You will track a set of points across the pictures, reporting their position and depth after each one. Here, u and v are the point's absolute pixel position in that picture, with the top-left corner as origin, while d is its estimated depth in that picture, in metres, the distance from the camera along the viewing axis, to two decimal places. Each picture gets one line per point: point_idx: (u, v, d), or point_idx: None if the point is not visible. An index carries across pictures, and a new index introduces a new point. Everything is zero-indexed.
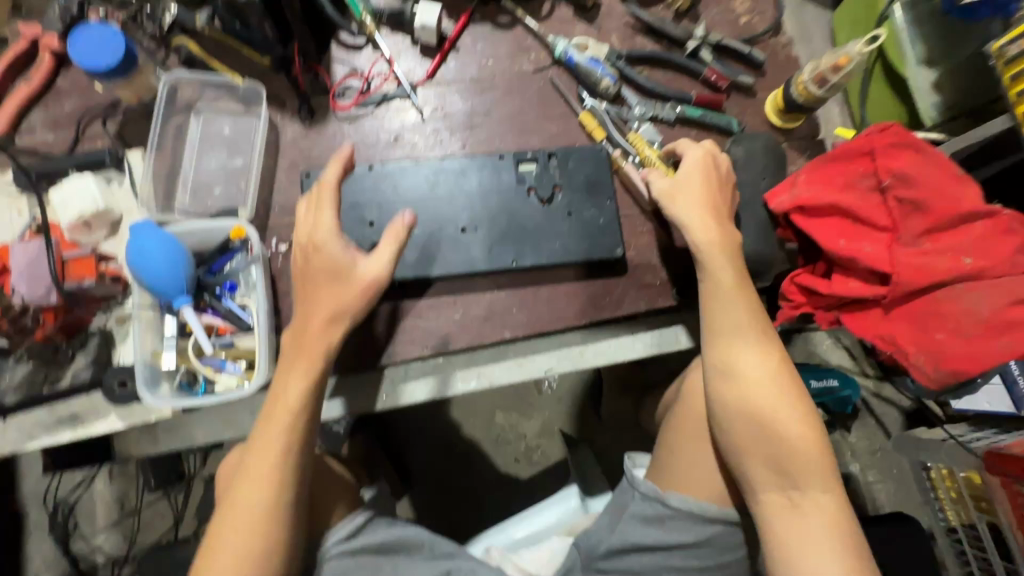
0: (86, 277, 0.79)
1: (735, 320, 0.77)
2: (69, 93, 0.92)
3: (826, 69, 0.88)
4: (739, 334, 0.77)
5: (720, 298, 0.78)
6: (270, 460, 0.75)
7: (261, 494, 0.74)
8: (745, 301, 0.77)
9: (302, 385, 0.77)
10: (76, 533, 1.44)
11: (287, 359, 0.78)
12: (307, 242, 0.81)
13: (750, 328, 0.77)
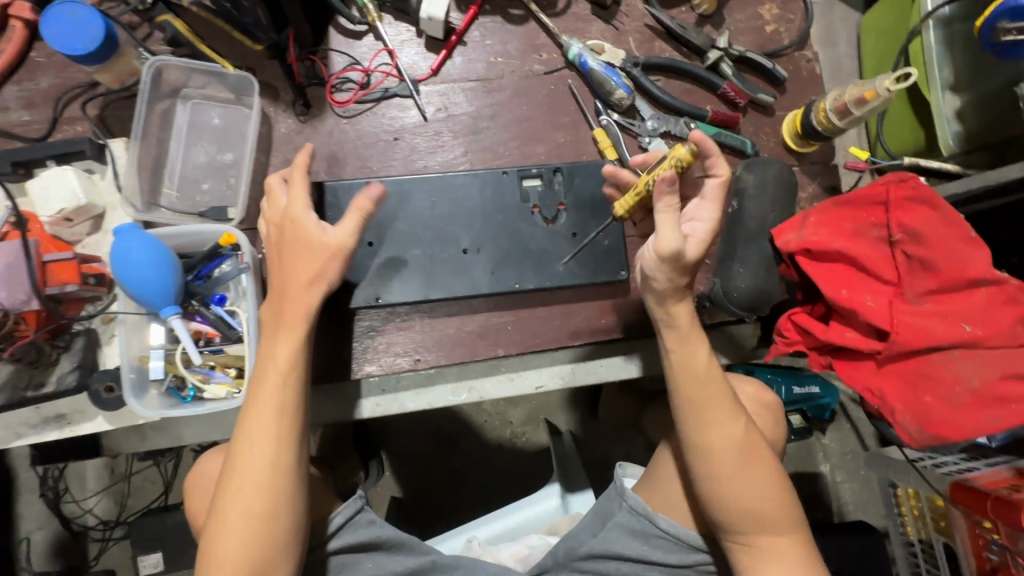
0: (69, 282, 0.75)
1: (711, 394, 0.74)
2: (46, 70, 0.86)
3: (849, 100, 0.85)
4: (718, 408, 0.74)
5: (696, 376, 0.74)
6: (265, 432, 0.70)
7: (256, 470, 0.69)
8: (719, 381, 0.74)
9: (298, 351, 0.73)
10: (67, 496, 1.44)
11: (278, 326, 0.73)
12: (283, 216, 0.74)
13: (726, 401, 0.74)
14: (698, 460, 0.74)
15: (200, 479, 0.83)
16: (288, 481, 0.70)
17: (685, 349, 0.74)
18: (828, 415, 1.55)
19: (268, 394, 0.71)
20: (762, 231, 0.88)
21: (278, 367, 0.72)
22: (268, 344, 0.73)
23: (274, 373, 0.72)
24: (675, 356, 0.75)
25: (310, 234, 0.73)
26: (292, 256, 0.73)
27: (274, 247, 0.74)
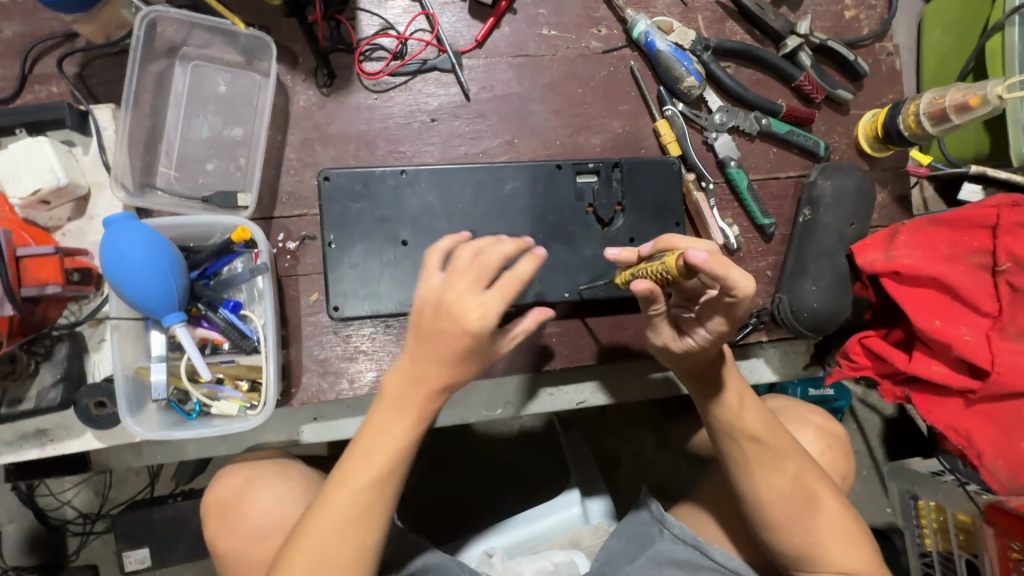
0: (50, 282, 0.63)
1: (755, 443, 0.68)
2: (10, 15, 0.71)
3: (950, 105, 0.76)
4: (765, 456, 0.68)
5: (737, 425, 0.68)
6: (341, 517, 0.59)
7: (315, 562, 0.59)
8: (763, 429, 0.68)
9: (414, 433, 0.61)
10: (42, 488, 1.33)
11: (410, 408, 0.60)
12: (437, 302, 0.56)
13: (773, 447, 0.68)
14: (753, 511, 0.69)
15: (216, 503, 0.71)
16: (351, 571, 0.60)
17: (720, 404, 0.69)
18: (840, 417, 1.52)
19: (363, 476, 0.60)
20: (838, 245, 0.80)
21: (382, 449, 0.60)
22: (380, 420, 0.60)
23: (379, 453, 0.60)
24: (713, 410, 0.69)
25: (458, 342, 0.56)
26: (447, 361, 0.58)
27: (432, 342, 0.57)
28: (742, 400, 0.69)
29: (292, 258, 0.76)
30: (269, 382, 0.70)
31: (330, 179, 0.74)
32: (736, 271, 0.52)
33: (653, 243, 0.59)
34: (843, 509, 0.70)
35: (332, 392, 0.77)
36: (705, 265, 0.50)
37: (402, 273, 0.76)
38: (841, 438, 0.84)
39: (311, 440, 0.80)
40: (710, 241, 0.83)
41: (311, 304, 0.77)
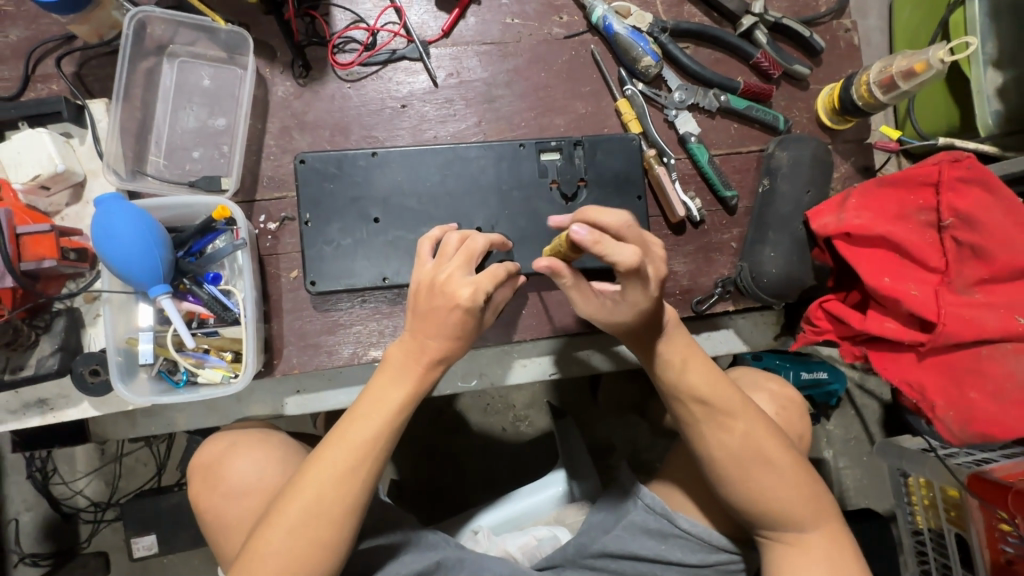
0: (46, 257, 0.68)
1: (701, 403, 0.70)
2: (15, 20, 0.78)
3: (898, 72, 0.79)
4: (711, 416, 0.70)
5: (681, 385, 0.71)
6: (334, 477, 0.61)
7: (300, 520, 0.60)
8: (708, 390, 0.70)
9: (410, 399, 0.64)
10: (55, 477, 1.37)
11: (408, 375, 0.64)
12: (433, 283, 0.61)
13: (720, 408, 0.70)
14: (706, 468, 0.71)
15: (209, 469, 0.75)
16: (331, 529, 0.61)
17: (665, 366, 0.71)
18: (835, 401, 1.49)
19: (360, 437, 0.62)
20: (795, 213, 0.82)
21: (380, 412, 0.63)
22: (380, 384, 0.63)
23: (375, 416, 0.63)
24: (660, 372, 0.72)
25: (448, 318, 0.61)
26: (446, 335, 0.62)
27: (428, 318, 0.61)
28: (686, 360, 0.71)
29: (272, 238, 0.81)
30: (249, 350, 0.74)
31: (306, 162, 0.79)
32: (613, 247, 0.54)
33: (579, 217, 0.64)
34: (798, 470, 0.71)
35: (311, 364, 0.82)
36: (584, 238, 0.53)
37: (374, 248, 0.81)
38: (795, 399, 0.86)
39: (296, 410, 0.84)
40: (673, 214, 0.86)
41: (291, 280, 0.82)
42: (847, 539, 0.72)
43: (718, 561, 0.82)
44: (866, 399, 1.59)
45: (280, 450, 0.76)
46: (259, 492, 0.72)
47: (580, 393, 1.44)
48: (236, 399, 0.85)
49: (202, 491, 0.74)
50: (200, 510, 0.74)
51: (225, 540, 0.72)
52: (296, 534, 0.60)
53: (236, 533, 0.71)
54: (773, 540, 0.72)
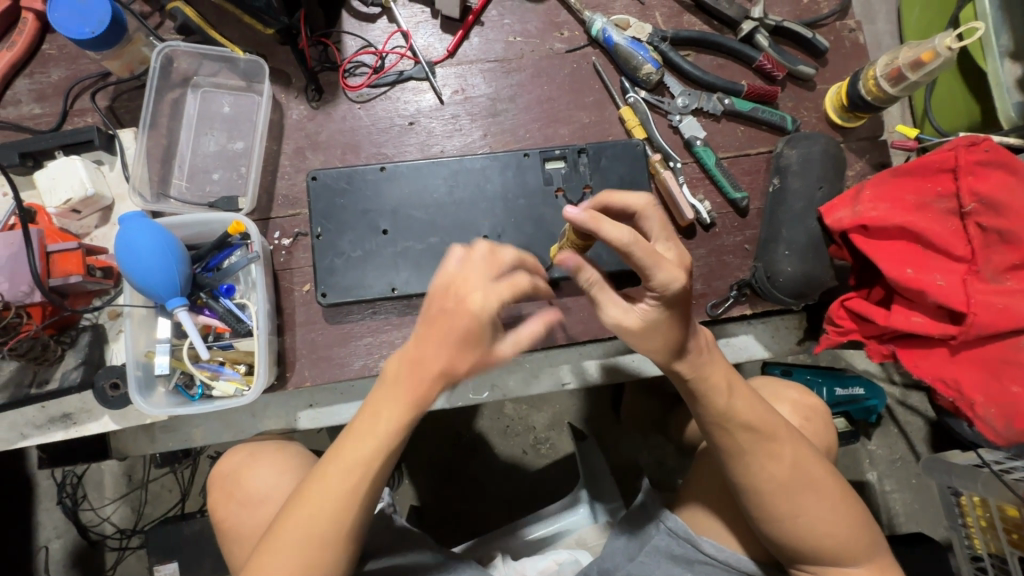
0: (73, 273, 0.72)
1: (746, 430, 0.62)
2: (57, 62, 0.84)
3: (904, 64, 0.78)
4: (758, 444, 0.62)
5: (727, 416, 0.62)
6: (341, 473, 0.60)
7: (303, 517, 0.60)
8: (754, 416, 0.62)
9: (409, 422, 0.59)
10: (85, 503, 1.40)
11: (407, 393, 0.58)
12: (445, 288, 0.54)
13: (766, 434, 0.62)
14: (749, 500, 0.63)
15: (225, 478, 0.75)
16: (335, 528, 0.60)
17: (710, 393, 0.62)
18: (874, 419, 1.45)
19: (357, 444, 0.60)
20: (808, 210, 0.80)
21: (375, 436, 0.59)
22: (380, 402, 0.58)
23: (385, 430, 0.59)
24: (706, 401, 0.62)
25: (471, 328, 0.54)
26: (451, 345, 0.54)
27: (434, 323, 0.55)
28: (729, 385, 0.62)
29: (286, 253, 0.83)
30: (262, 361, 0.76)
31: (318, 179, 0.82)
32: (605, 223, 0.50)
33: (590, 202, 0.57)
34: (848, 495, 0.64)
35: (323, 376, 0.82)
36: (577, 217, 0.50)
37: (383, 258, 0.82)
38: (818, 409, 0.82)
39: (309, 424, 0.85)
40: (682, 217, 0.85)
41: (304, 294, 0.83)
42: (891, 563, 0.65)
43: None
44: (911, 416, 1.50)
45: (298, 463, 0.76)
46: (267, 505, 0.72)
47: (602, 413, 1.40)
48: (250, 413, 0.85)
49: (219, 503, 0.74)
50: (218, 521, 0.74)
51: (241, 552, 0.72)
52: (305, 531, 0.59)
53: (247, 542, 0.71)
54: (812, 574, 0.65)
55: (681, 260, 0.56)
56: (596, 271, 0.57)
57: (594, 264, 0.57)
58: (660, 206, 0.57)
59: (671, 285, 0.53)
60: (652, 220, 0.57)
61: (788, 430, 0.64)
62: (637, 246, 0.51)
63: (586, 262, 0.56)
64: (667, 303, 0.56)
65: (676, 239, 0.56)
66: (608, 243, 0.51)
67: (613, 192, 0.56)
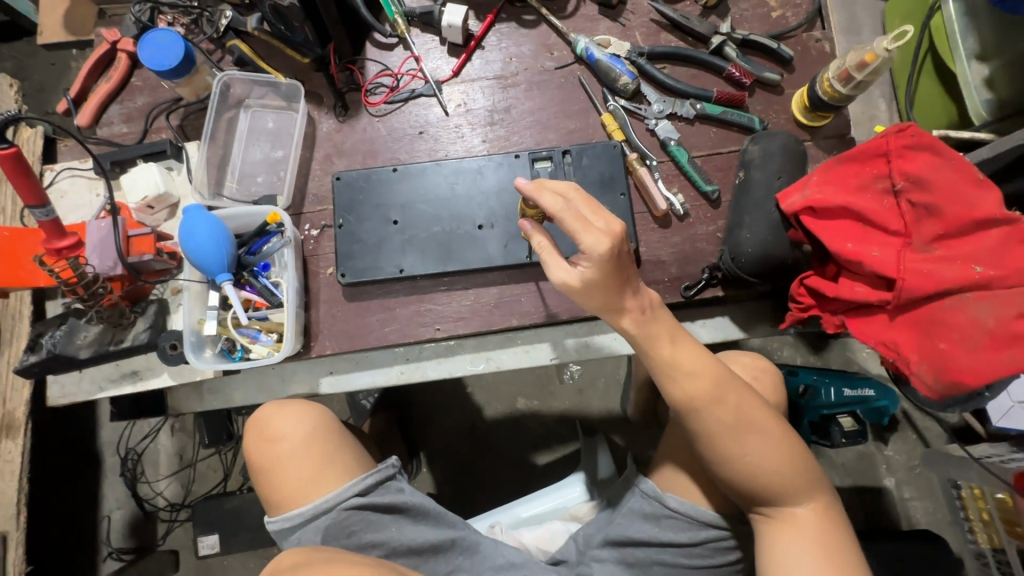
0: (146, 252, 0.90)
1: (692, 378, 0.72)
2: (142, 90, 1.05)
3: (851, 66, 0.87)
4: (705, 390, 0.71)
5: (675, 364, 0.72)
6: None
7: None
8: (694, 361, 0.72)
9: None
10: (142, 477, 1.57)
11: None
12: None
13: (711, 381, 0.72)
14: (701, 442, 0.73)
15: (259, 425, 0.90)
16: None
17: (655, 344, 0.72)
18: (887, 421, 1.45)
19: None
20: (768, 198, 0.88)
21: None
22: None
23: None
24: (649, 349, 0.72)
25: None
26: None
27: None
28: (674, 338, 0.73)
29: (314, 241, 0.99)
30: (291, 328, 0.90)
31: (342, 179, 0.99)
32: (543, 196, 0.67)
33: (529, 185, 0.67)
34: (789, 436, 0.73)
35: (342, 346, 0.96)
36: (524, 188, 0.68)
37: (394, 245, 0.96)
38: (771, 370, 0.90)
39: (333, 387, 0.98)
40: (656, 208, 0.95)
41: (328, 275, 0.98)
42: (831, 500, 0.74)
43: (708, 538, 0.83)
44: (927, 420, 1.48)
45: (317, 415, 0.91)
46: (295, 444, 0.88)
47: None
48: (281, 379, 0.99)
49: (253, 445, 0.90)
50: (252, 460, 0.89)
51: (270, 483, 0.87)
52: None
53: (275, 474, 0.87)
54: (762, 511, 0.74)
55: (609, 229, 0.65)
56: (546, 239, 0.71)
57: (545, 234, 0.71)
58: (582, 188, 0.68)
59: (597, 247, 0.64)
60: (577, 200, 0.68)
61: (733, 379, 0.73)
62: (567, 213, 0.65)
63: (540, 231, 0.71)
64: (600, 264, 0.65)
65: (604, 210, 0.66)
66: (545, 210, 0.66)
67: (550, 178, 0.70)
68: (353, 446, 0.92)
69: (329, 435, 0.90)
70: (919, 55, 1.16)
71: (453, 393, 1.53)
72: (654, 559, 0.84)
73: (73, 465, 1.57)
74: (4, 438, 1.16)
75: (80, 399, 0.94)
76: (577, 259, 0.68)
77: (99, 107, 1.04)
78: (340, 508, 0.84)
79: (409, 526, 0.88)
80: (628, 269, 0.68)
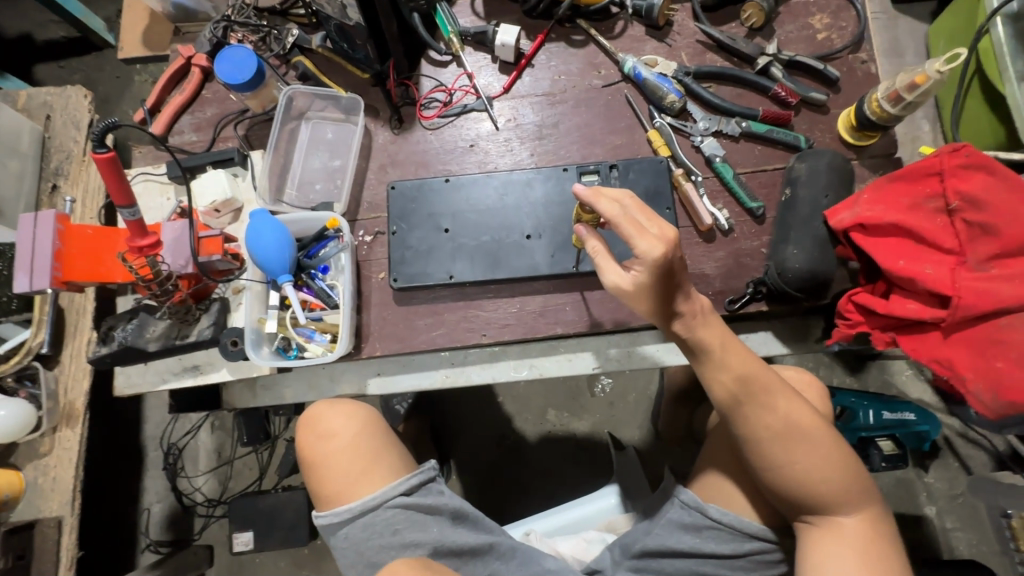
0: (214, 253, 0.95)
1: (742, 382, 0.73)
2: (211, 102, 1.12)
3: (900, 87, 0.88)
4: (752, 394, 0.73)
5: (725, 369, 0.73)
6: None
7: None
8: (747, 367, 0.73)
9: None
10: (182, 472, 1.62)
11: None
12: None
13: (760, 386, 0.73)
14: (749, 446, 0.73)
15: (311, 419, 0.94)
16: None
17: (706, 349, 0.73)
18: (928, 446, 1.41)
19: None
20: (816, 214, 0.89)
21: None
22: None
23: None
24: (703, 358, 0.74)
25: None
26: None
27: None
28: (725, 344, 0.73)
29: (367, 247, 1.03)
30: (346, 329, 0.94)
31: (396, 188, 1.03)
32: (601, 201, 0.69)
33: (588, 190, 0.70)
34: (839, 447, 0.73)
35: (390, 348, 0.99)
36: (582, 194, 0.70)
37: (444, 252, 1.00)
38: (820, 386, 0.90)
39: (379, 389, 1.02)
40: (701, 222, 0.97)
41: (379, 280, 1.02)
42: (879, 514, 0.73)
43: (752, 551, 0.82)
44: (969, 447, 1.44)
45: (365, 414, 0.95)
46: (346, 440, 0.91)
47: None
48: (331, 378, 1.03)
49: (304, 439, 0.93)
50: (303, 454, 0.93)
51: (318, 477, 0.90)
52: None
53: (323, 468, 0.90)
54: (808, 521, 0.74)
55: (662, 234, 0.68)
56: (600, 243, 0.73)
57: (599, 240, 0.74)
58: (638, 196, 0.71)
59: (653, 252, 0.66)
60: (633, 207, 0.70)
61: (783, 386, 0.74)
62: (625, 219, 0.67)
63: (594, 235, 0.74)
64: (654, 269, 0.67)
65: (658, 217, 0.69)
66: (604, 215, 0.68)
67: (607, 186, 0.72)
68: (398, 445, 0.94)
69: (376, 433, 0.93)
70: (966, 78, 1.16)
71: (484, 401, 1.55)
72: (693, 570, 0.85)
73: (118, 457, 1.63)
74: (64, 426, 1.21)
75: (143, 390, 0.99)
76: (630, 264, 0.70)
77: (172, 116, 1.12)
78: (385, 506, 0.87)
79: (450, 528, 0.89)
80: (680, 275, 0.70)
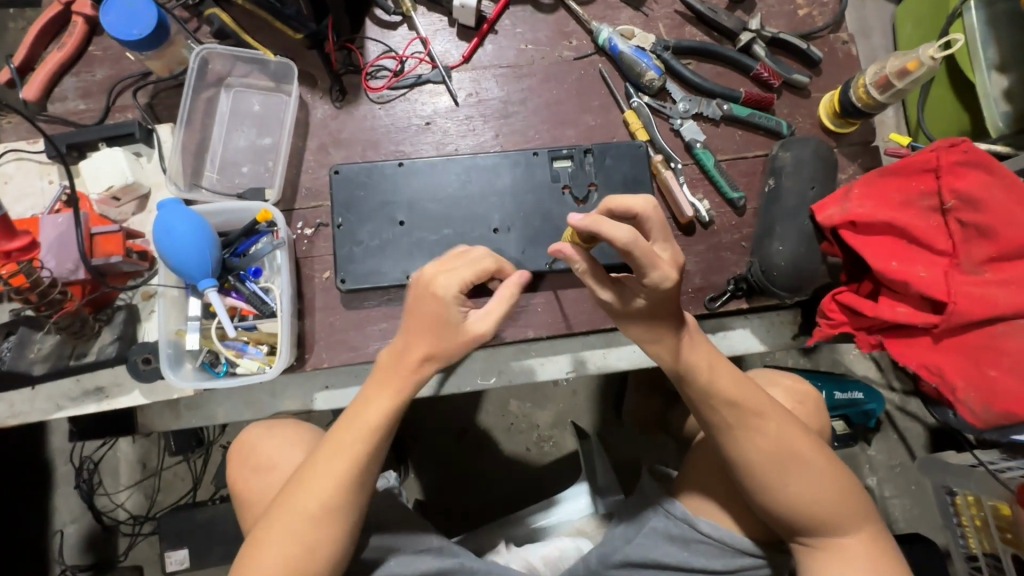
0: (114, 253, 0.78)
1: (732, 407, 0.68)
2: (102, 62, 0.91)
3: (891, 73, 0.84)
4: (740, 418, 0.68)
5: (711, 391, 0.67)
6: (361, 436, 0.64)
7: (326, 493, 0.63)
8: (736, 391, 0.68)
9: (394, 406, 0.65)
10: (100, 489, 1.43)
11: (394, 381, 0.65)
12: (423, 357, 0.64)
13: (749, 410, 0.68)
14: (740, 473, 0.69)
15: (246, 449, 0.82)
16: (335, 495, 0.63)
17: (692, 368, 0.67)
18: (873, 422, 1.44)
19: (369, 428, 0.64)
20: (802, 208, 0.84)
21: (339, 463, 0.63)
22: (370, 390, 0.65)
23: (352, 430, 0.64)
24: (690, 380, 0.68)
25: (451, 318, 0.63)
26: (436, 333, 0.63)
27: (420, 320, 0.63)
28: (712, 364, 0.68)
29: (308, 242, 0.88)
30: (284, 339, 0.80)
31: (340, 172, 0.88)
32: (608, 227, 0.55)
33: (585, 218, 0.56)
34: (833, 465, 0.69)
35: (339, 358, 0.87)
36: (579, 223, 0.56)
37: (399, 247, 0.87)
38: (812, 394, 0.87)
39: (326, 404, 0.89)
40: (682, 215, 0.90)
41: (323, 280, 0.88)
42: (878, 531, 0.71)
43: (743, 566, 0.79)
44: (909, 422, 1.52)
45: (309, 437, 0.82)
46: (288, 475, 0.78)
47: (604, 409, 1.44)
48: (270, 394, 0.90)
49: (240, 477, 0.80)
50: (238, 493, 0.80)
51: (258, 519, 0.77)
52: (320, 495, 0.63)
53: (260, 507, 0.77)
54: (806, 544, 0.70)
55: (673, 259, 0.61)
56: (587, 262, 0.63)
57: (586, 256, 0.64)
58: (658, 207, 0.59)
59: (662, 284, 0.59)
60: (651, 222, 0.60)
61: (773, 407, 0.69)
62: (636, 247, 0.56)
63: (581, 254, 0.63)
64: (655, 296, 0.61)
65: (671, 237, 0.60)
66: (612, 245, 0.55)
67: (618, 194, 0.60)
68: None
69: None
70: None
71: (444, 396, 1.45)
72: None
73: (18, 476, 1.41)
74: None
75: (33, 420, 0.81)
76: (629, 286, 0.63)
77: (50, 78, 0.90)
78: None
79: None
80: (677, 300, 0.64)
